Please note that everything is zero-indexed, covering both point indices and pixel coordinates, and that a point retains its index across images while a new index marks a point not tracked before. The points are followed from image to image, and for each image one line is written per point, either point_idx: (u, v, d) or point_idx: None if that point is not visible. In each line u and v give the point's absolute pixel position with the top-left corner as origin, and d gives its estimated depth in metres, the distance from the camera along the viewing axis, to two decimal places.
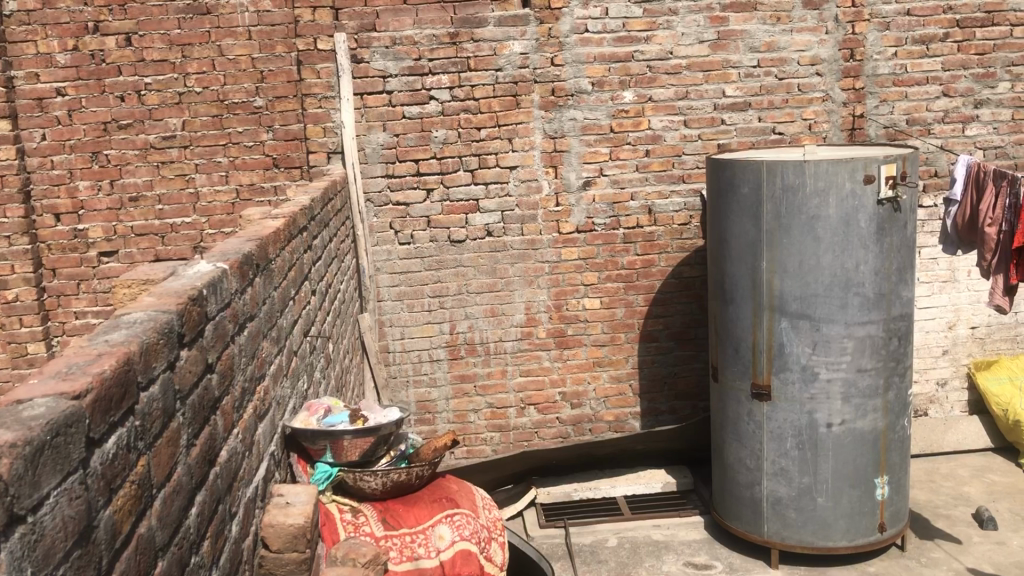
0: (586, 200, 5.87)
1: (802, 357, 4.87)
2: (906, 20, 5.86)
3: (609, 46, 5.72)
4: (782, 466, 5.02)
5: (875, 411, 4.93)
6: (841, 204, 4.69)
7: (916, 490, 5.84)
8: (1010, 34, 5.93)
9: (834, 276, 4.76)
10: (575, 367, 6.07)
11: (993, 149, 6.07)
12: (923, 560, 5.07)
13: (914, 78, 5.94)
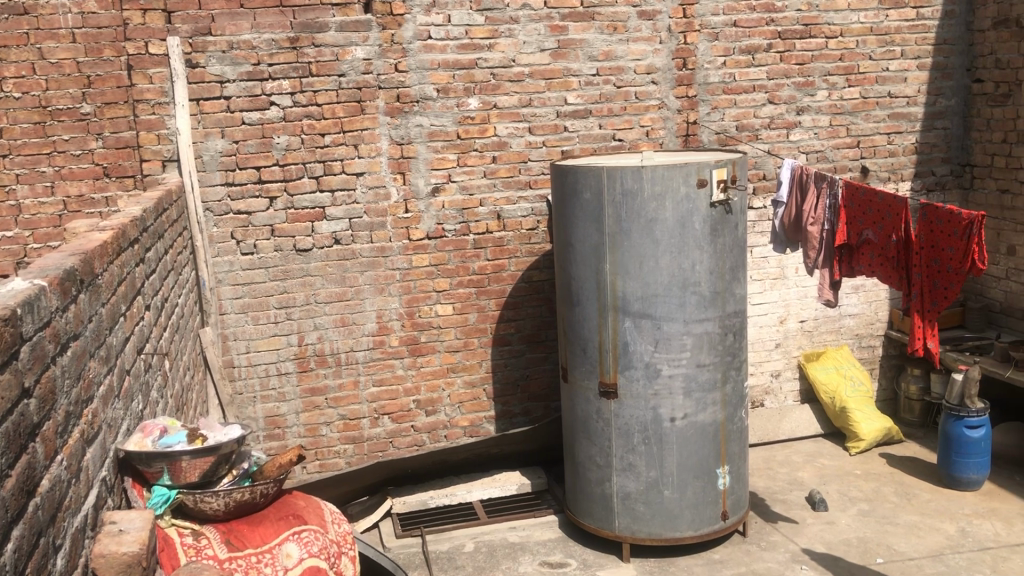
0: (435, 206, 5.87)
1: (644, 355, 5.04)
2: (733, 31, 6.17)
3: (452, 53, 5.74)
4: (630, 462, 5.17)
5: (714, 403, 5.15)
6: (676, 208, 4.88)
7: (755, 477, 6.14)
8: (827, 46, 6.32)
9: (672, 276, 4.95)
10: (428, 374, 6.05)
11: (814, 153, 6.46)
12: (763, 544, 5.34)
13: (742, 86, 6.26)
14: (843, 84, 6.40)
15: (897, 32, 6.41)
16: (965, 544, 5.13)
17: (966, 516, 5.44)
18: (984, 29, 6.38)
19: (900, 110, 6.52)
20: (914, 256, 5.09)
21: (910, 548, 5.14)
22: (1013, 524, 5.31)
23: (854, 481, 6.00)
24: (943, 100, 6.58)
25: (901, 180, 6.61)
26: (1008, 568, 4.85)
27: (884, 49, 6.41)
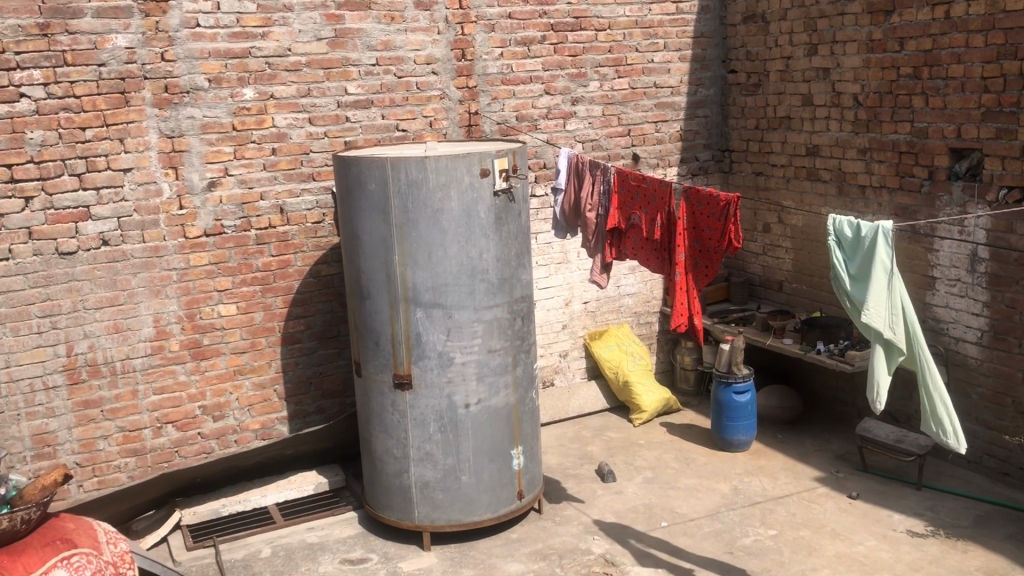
0: (211, 202, 5.61)
1: (437, 344, 5.07)
2: (508, 23, 6.31)
3: (223, 42, 5.50)
4: (427, 451, 5.19)
5: (506, 387, 5.26)
6: (461, 197, 4.94)
7: (549, 455, 6.35)
8: (596, 38, 6.60)
9: (461, 265, 5.01)
10: (213, 379, 5.80)
11: (590, 142, 6.73)
12: (557, 519, 5.53)
13: (520, 77, 6.41)
14: (613, 75, 6.71)
15: (659, 26, 6.78)
16: (738, 500, 5.56)
17: (737, 475, 5.89)
18: (735, 23, 6.88)
19: (666, 99, 6.92)
20: (677, 236, 5.37)
21: (690, 509, 5.50)
22: (778, 478, 5.80)
23: (638, 452, 6.34)
24: (703, 90, 7.04)
25: (669, 166, 7.03)
26: (774, 519, 5.30)
27: (649, 42, 6.77)
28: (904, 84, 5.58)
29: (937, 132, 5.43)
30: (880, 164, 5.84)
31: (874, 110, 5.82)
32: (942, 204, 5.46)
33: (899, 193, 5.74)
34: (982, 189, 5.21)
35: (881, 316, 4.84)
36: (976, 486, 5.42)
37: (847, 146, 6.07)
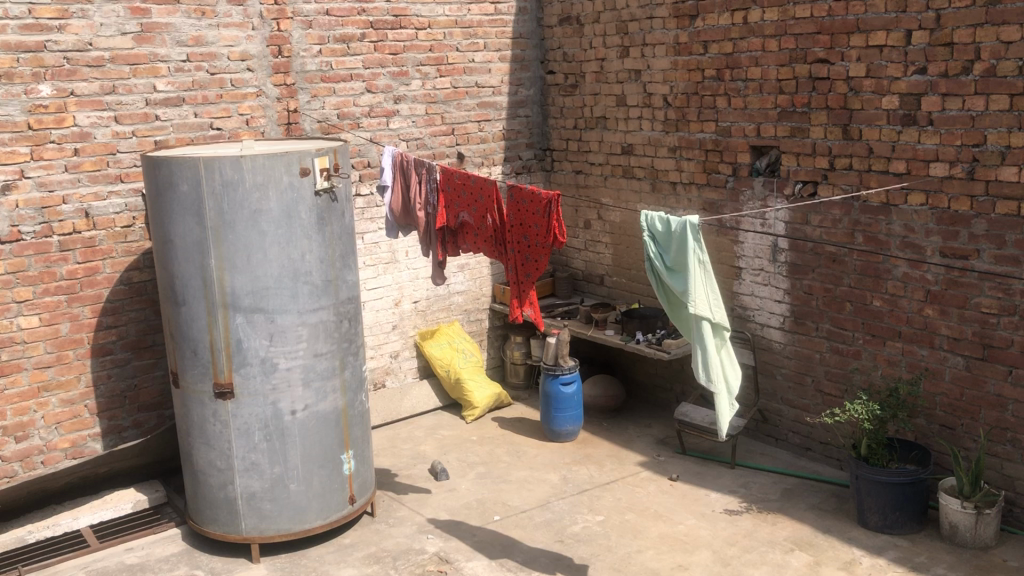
0: (6, 207, 5.21)
1: (259, 350, 4.92)
2: (326, 20, 6.20)
3: (14, 35, 5.11)
4: (253, 461, 5.03)
5: (333, 391, 5.16)
6: (281, 198, 4.80)
7: (381, 458, 6.30)
8: (417, 37, 6.59)
9: (282, 267, 4.87)
10: (15, 397, 5.39)
11: (413, 140, 6.71)
12: (390, 521, 5.50)
13: (339, 75, 6.31)
14: (435, 74, 6.72)
15: (478, 26, 6.86)
16: (567, 490, 5.70)
17: (567, 464, 6.04)
18: (552, 25, 7.05)
19: (487, 99, 7.00)
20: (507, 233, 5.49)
21: (521, 502, 5.60)
22: (605, 465, 6.00)
23: (471, 448, 6.39)
24: (523, 90, 7.18)
25: (493, 165, 7.12)
26: (601, 506, 5.48)
27: (469, 41, 6.83)
28: (709, 85, 5.89)
29: (739, 131, 5.75)
30: (689, 161, 6.14)
31: (682, 110, 6.12)
32: (745, 198, 5.80)
33: (706, 189, 6.06)
34: (781, 184, 5.57)
35: (705, 300, 5.13)
36: (783, 461, 5.81)
37: (659, 145, 6.35)
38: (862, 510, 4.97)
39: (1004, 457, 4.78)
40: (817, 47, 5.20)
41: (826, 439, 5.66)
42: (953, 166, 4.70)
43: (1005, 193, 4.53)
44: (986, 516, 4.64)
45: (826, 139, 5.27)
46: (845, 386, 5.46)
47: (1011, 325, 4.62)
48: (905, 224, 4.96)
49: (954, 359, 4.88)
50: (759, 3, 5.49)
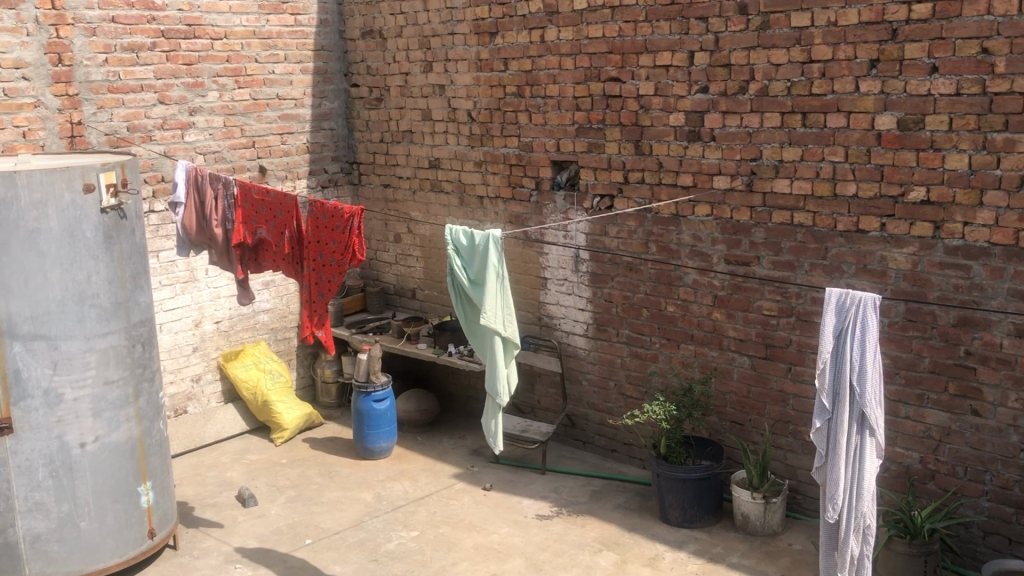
0: None
1: (42, 380, 4.57)
2: (110, 27, 5.85)
3: None
4: (37, 500, 4.64)
5: (127, 420, 4.86)
6: (62, 216, 4.48)
7: (184, 487, 5.99)
8: (212, 47, 6.35)
9: (65, 290, 4.54)
10: None
11: (211, 154, 6.45)
12: (195, 553, 5.23)
13: (127, 85, 5.98)
14: (232, 85, 6.50)
15: (278, 37, 6.69)
16: (380, 508, 5.63)
17: (380, 482, 5.98)
18: (354, 38, 6.98)
19: (289, 111, 6.84)
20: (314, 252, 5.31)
21: (334, 523, 5.48)
22: (419, 480, 5.98)
23: (280, 471, 6.19)
24: (326, 103, 7.07)
25: (297, 179, 6.96)
26: (416, 521, 5.45)
27: (268, 53, 6.65)
28: (510, 101, 6.02)
29: (540, 146, 5.92)
30: (495, 175, 6.25)
31: (486, 125, 6.22)
32: (549, 211, 5.97)
33: (512, 203, 6.18)
34: (580, 197, 5.77)
35: (498, 316, 5.23)
36: (591, 464, 6.01)
37: (464, 159, 6.42)
38: (663, 506, 5.21)
39: (787, 448, 5.14)
40: (610, 66, 5.43)
41: (630, 440, 5.90)
42: (734, 179, 5.00)
43: (779, 203, 4.84)
44: (773, 504, 4.97)
45: (621, 154, 5.50)
46: (645, 389, 5.71)
47: (788, 326, 4.96)
48: (694, 234, 5.25)
49: (740, 358, 5.20)
50: (554, 22, 5.65)
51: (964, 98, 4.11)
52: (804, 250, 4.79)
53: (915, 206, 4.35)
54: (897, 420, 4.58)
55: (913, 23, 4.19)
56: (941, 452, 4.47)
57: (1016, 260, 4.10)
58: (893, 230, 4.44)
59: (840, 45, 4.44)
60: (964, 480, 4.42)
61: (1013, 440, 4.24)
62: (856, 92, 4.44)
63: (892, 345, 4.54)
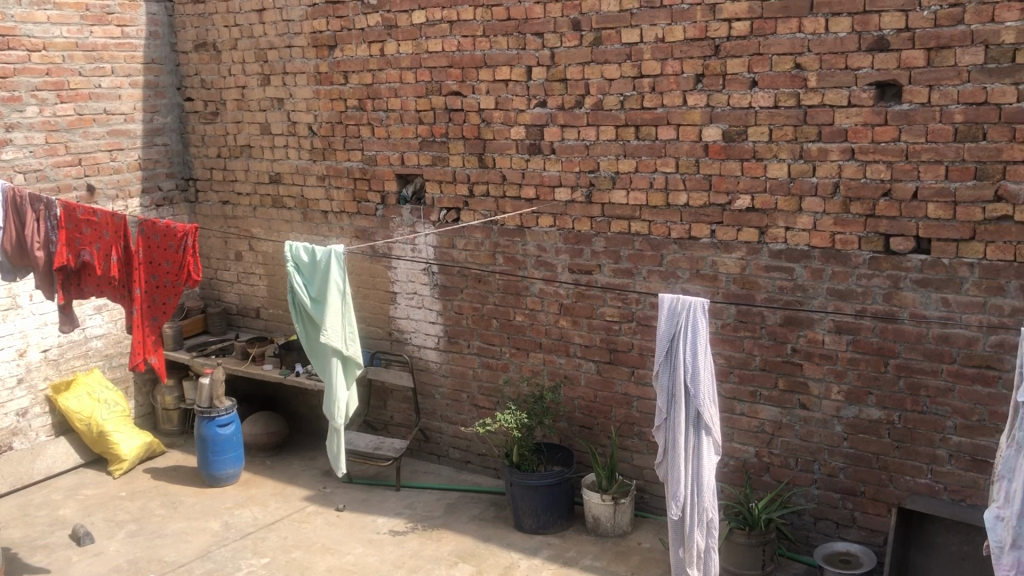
0: None
1: None
2: None
3: None
4: None
5: None
6: None
7: (10, 529, 5.59)
8: (29, 59, 5.99)
9: None
10: None
11: (32, 172, 6.07)
12: None
13: None
14: (54, 100, 6.14)
15: (103, 49, 6.38)
16: (228, 536, 5.43)
17: (228, 509, 5.77)
18: (186, 50, 6.73)
19: (118, 127, 6.53)
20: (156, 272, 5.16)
21: (178, 556, 5.24)
22: (269, 505, 5.81)
23: (119, 505, 5.88)
24: (158, 118, 6.79)
25: (129, 198, 6.64)
26: (266, 547, 5.28)
27: (92, 66, 6.32)
28: (351, 115, 5.96)
29: (383, 160, 5.88)
30: (338, 190, 6.16)
31: (327, 139, 6.13)
32: (395, 225, 5.93)
33: (357, 217, 6.12)
34: (426, 210, 5.77)
35: (339, 334, 5.13)
36: (445, 477, 6.00)
37: (306, 174, 6.30)
38: (517, 515, 5.25)
39: (633, 450, 5.29)
40: (450, 80, 5.46)
41: (482, 450, 5.93)
42: (574, 191, 5.12)
43: (617, 213, 4.99)
44: (621, 505, 5.10)
45: (465, 168, 5.54)
46: (496, 398, 5.76)
47: (630, 331, 5.12)
48: (538, 245, 5.34)
49: (586, 364, 5.33)
50: (394, 36, 5.63)
51: (781, 110, 4.34)
52: (641, 258, 4.96)
53: (741, 213, 4.57)
54: (734, 417, 4.81)
55: (733, 40, 4.41)
56: (774, 445, 4.71)
57: (833, 261, 4.34)
58: (722, 236, 4.65)
59: (668, 60, 4.63)
60: (796, 470, 4.67)
61: (836, 430, 4.50)
62: (684, 106, 4.64)
63: (726, 345, 4.76)
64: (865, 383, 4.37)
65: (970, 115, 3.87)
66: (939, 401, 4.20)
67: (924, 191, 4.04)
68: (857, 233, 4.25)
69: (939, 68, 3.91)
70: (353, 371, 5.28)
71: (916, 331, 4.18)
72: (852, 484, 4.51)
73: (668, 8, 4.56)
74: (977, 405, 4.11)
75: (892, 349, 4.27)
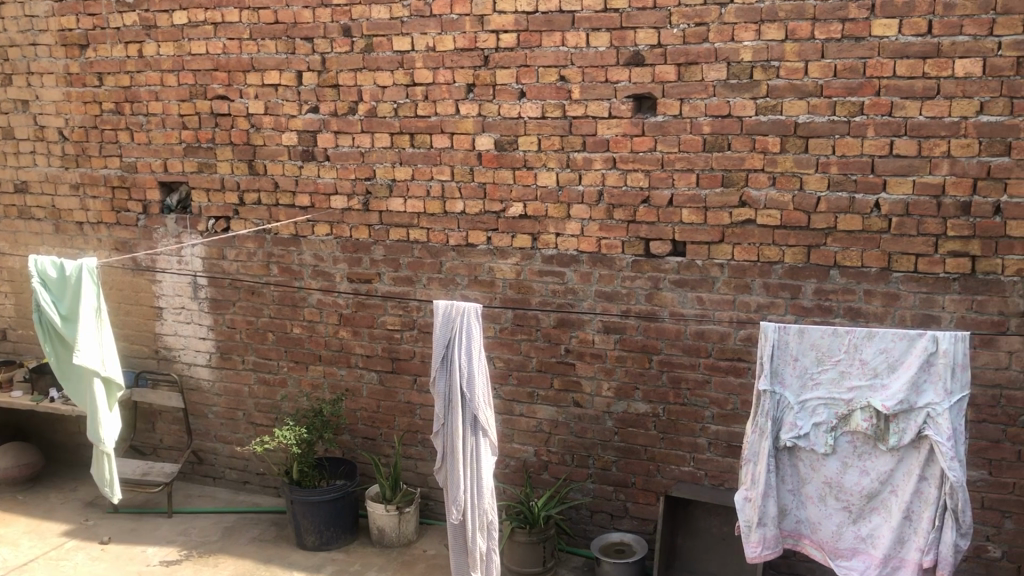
0: None
1: None
2: None
3: None
4: None
5: None
6: None
7: None
8: None
9: None
10: None
11: None
12: None
13: None
14: None
15: None
16: None
17: None
18: None
19: None
20: None
21: None
22: (20, 544, 5.28)
23: None
24: None
25: None
26: None
27: None
28: (107, 119, 5.56)
29: (145, 167, 5.53)
30: (94, 200, 5.74)
31: (81, 144, 5.69)
32: (159, 236, 5.59)
33: (117, 228, 5.71)
34: (193, 220, 5.49)
35: (95, 353, 4.77)
36: (222, 500, 5.72)
37: (58, 182, 5.82)
38: (298, 533, 5.08)
39: (416, 458, 5.28)
40: (215, 83, 5.21)
41: (262, 469, 5.70)
42: (350, 199, 5.05)
43: (394, 221, 4.97)
44: (406, 514, 5.05)
45: (234, 174, 5.31)
46: (274, 414, 5.56)
47: (411, 338, 5.10)
48: (314, 254, 5.22)
49: (368, 374, 5.26)
50: (152, 37, 5.32)
51: (548, 120, 4.49)
52: (420, 266, 4.97)
53: (514, 220, 4.68)
54: (513, 418, 4.92)
55: (502, 51, 4.51)
56: (552, 443, 4.86)
57: (600, 265, 4.54)
58: (498, 243, 4.75)
59: (439, 69, 4.66)
60: (572, 466, 4.84)
61: (608, 426, 4.71)
62: (457, 114, 4.69)
63: (505, 349, 4.86)
64: (632, 379, 4.60)
65: (716, 126, 4.17)
66: (698, 392, 4.48)
67: (679, 198, 4.31)
68: (621, 237, 4.47)
69: (689, 83, 4.18)
70: (116, 393, 4.94)
71: (675, 328, 4.45)
72: (624, 476, 4.73)
73: (437, 17, 4.60)
74: (731, 395, 4.42)
75: (655, 346, 4.52)
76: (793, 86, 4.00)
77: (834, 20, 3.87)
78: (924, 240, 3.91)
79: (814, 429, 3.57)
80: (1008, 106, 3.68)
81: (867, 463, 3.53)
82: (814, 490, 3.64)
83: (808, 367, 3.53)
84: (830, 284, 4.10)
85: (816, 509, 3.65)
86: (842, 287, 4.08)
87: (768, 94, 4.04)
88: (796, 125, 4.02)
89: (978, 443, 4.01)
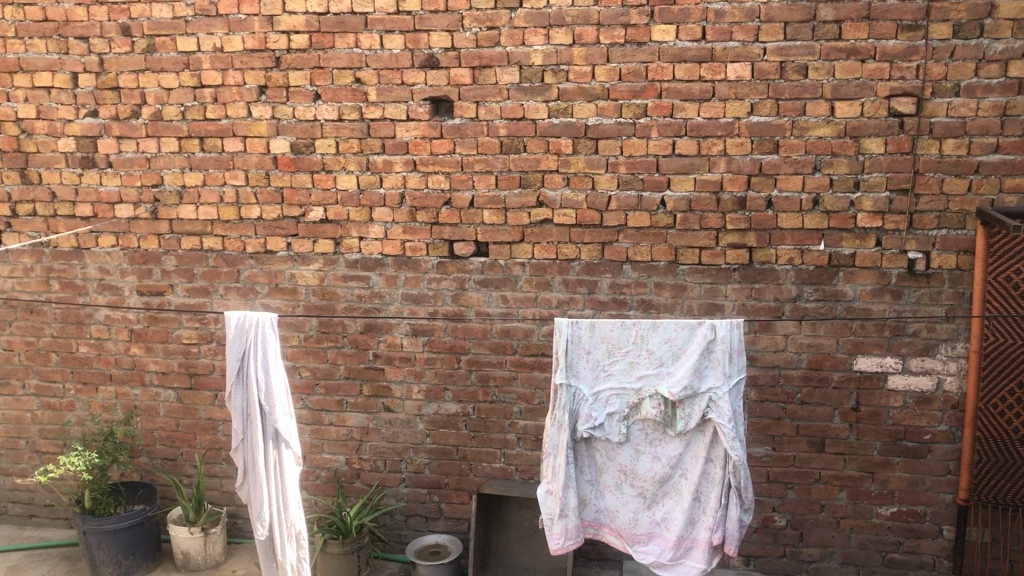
0: None
1: None
2: None
3: None
4: None
5: None
6: None
7: None
8: None
9: None
10: None
11: None
12: None
13: None
14: None
15: None
16: None
17: None
18: None
19: None
20: None
21: None
22: None
23: None
24: None
25: None
26: None
27: None
28: None
29: None
30: None
31: None
32: None
33: None
34: None
35: None
36: (4, 537, 5.25)
37: None
38: (94, 565, 4.75)
39: (222, 476, 5.07)
40: None
41: (49, 501, 5.29)
42: (137, 207, 4.78)
43: (186, 229, 4.74)
44: (212, 534, 4.83)
45: (4, 184, 4.90)
46: (61, 441, 5.17)
47: (210, 352, 4.89)
48: (100, 267, 4.91)
49: (165, 393, 5.00)
50: None
51: (346, 123, 4.43)
52: (216, 275, 4.77)
53: (315, 225, 4.58)
54: (322, 428, 4.82)
55: (293, 53, 4.40)
56: (363, 450, 4.80)
57: (405, 268, 4.53)
58: (298, 249, 4.63)
59: (228, 71, 4.49)
60: (385, 472, 4.80)
61: (419, 428, 4.70)
62: (249, 117, 4.53)
63: (310, 357, 4.74)
64: (441, 380, 4.62)
65: (511, 129, 4.25)
66: (505, 389, 4.55)
67: (479, 199, 4.37)
68: (424, 240, 4.48)
69: (483, 86, 4.24)
70: None
71: (481, 327, 4.51)
72: (436, 478, 4.75)
73: (224, 17, 4.43)
74: (537, 390, 4.52)
75: (463, 346, 4.55)
76: (582, 89, 4.14)
77: (617, 25, 4.04)
78: (707, 234, 4.15)
79: (608, 420, 3.71)
80: (775, 108, 3.96)
81: (658, 449, 3.71)
82: (611, 479, 3.80)
83: (599, 360, 3.68)
84: (624, 278, 4.28)
85: (614, 497, 3.81)
86: (634, 281, 4.27)
87: (559, 97, 4.17)
88: (587, 127, 4.16)
89: (762, 421, 4.31)
